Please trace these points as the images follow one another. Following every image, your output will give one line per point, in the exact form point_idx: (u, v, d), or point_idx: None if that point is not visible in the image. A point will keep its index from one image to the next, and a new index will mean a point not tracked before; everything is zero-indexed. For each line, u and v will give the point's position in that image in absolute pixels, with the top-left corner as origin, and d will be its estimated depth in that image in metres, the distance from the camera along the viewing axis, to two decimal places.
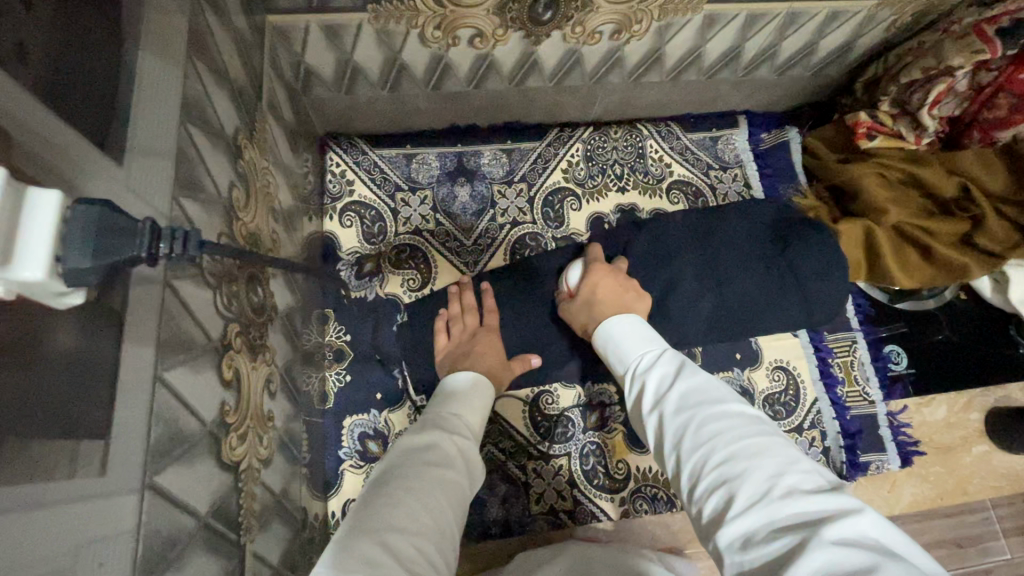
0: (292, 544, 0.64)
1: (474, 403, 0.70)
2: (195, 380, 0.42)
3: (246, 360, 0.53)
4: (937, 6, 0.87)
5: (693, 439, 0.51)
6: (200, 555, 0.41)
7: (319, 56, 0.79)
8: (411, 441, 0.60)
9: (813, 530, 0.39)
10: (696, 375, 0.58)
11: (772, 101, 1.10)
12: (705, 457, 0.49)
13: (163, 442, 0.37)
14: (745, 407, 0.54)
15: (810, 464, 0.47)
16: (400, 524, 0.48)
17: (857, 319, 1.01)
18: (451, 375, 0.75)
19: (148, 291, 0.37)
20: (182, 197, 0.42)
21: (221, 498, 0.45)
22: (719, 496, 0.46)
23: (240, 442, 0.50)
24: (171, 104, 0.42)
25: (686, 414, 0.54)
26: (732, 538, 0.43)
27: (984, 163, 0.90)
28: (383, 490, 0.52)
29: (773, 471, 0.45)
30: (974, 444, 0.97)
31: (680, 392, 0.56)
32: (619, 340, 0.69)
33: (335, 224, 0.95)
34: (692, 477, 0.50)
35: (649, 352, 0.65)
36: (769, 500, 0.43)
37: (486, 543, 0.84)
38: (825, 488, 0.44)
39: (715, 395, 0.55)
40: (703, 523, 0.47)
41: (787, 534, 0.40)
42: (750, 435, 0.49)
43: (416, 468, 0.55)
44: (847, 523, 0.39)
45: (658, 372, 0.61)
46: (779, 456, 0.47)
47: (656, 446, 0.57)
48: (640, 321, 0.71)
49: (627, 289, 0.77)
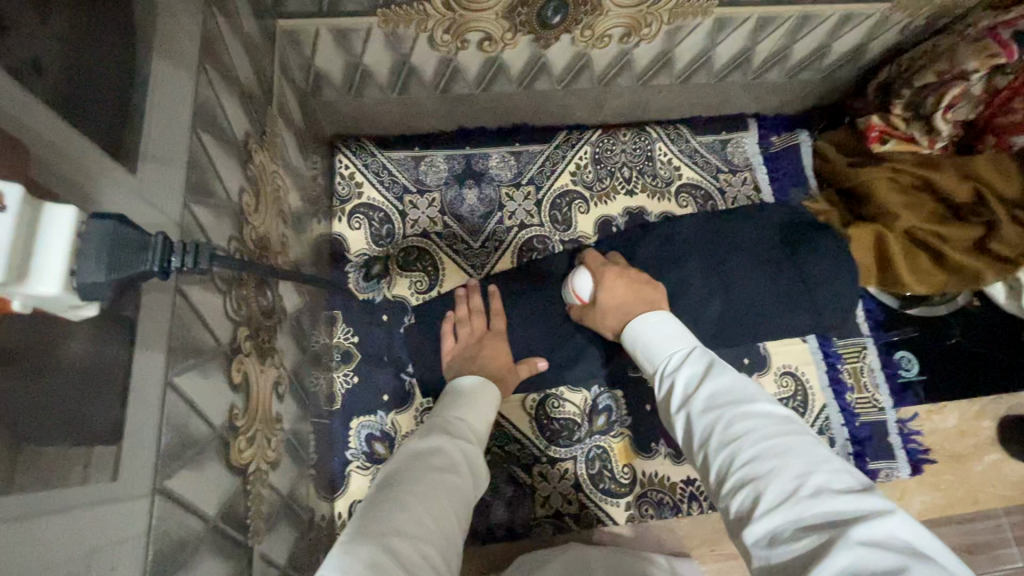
0: (299, 545, 0.65)
1: (479, 406, 0.70)
2: (204, 384, 0.43)
3: (255, 363, 0.54)
4: (951, 8, 0.86)
5: (722, 437, 0.51)
6: (209, 558, 0.41)
7: (329, 60, 0.79)
8: (415, 445, 0.60)
9: (842, 530, 0.39)
10: (725, 373, 0.57)
11: (783, 103, 1.08)
12: (733, 455, 0.49)
13: (173, 447, 0.37)
14: (776, 407, 0.53)
15: (841, 464, 0.46)
16: (404, 528, 0.48)
17: (867, 325, 0.99)
18: (455, 380, 0.75)
19: (160, 297, 0.38)
20: (192, 203, 0.43)
21: (229, 501, 0.45)
22: (747, 493, 0.46)
23: (249, 445, 0.50)
24: (183, 111, 0.43)
25: (715, 411, 0.53)
26: (760, 535, 0.43)
27: (997, 168, 0.88)
28: (387, 493, 0.52)
29: (803, 470, 0.45)
30: (986, 452, 0.96)
31: (709, 389, 0.56)
32: (646, 339, 0.69)
33: (343, 226, 0.95)
34: (721, 474, 0.50)
35: (677, 350, 0.65)
36: (798, 499, 0.43)
37: (491, 546, 0.84)
38: (855, 489, 0.43)
39: (745, 394, 0.54)
40: (730, 519, 0.48)
41: (815, 533, 0.40)
42: (781, 434, 0.49)
43: (420, 472, 0.56)
44: (876, 524, 0.39)
45: (686, 369, 0.61)
46: (809, 455, 0.46)
47: (684, 443, 0.57)
48: (673, 317, 0.69)
49: (643, 288, 0.76)
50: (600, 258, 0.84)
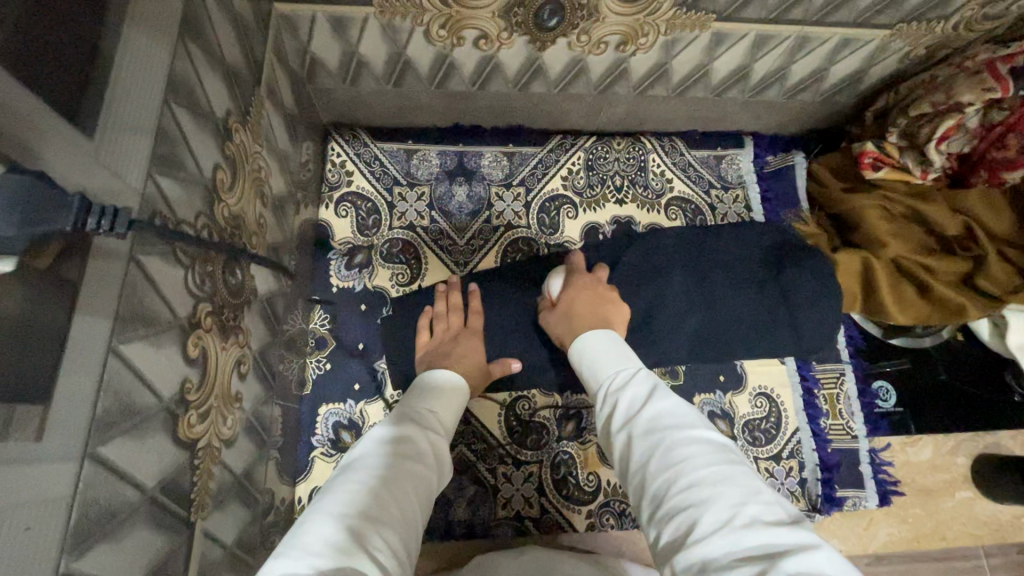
0: (251, 527, 0.65)
1: (450, 400, 0.70)
2: (154, 355, 0.43)
3: (215, 339, 0.54)
4: (951, 41, 0.86)
5: (660, 463, 0.51)
6: (141, 527, 0.42)
7: (325, 47, 0.79)
8: (385, 431, 0.60)
9: (774, 562, 0.39)
10: (668, 399, 0.58)
11: (782, 124, 1.08)
12: (670, 480, 0.49)
13: (111, 413, 0.37)
14: (715, 436, 0.54)
15: (772, 497, 0.47)
16: (370, 514, 0.48)
17: (847, 351, 0.99)
18: (430, 371, 0.75)
19: (111, 265, 0.38)
20: (157, 173, 0.43)
21: (173, 473, 0.46)
22: (680, 520, 0.46)
23: (200, 420, 0.50)
24: (157, 82, 0.43)
25: (656, 435, 0.54)
26: (689, 562, 0.43)
27: (989, 204, 0.88)
28: (359, 477, 0.53)
29: (736, 500, 0.45)
30: (958, 489, 0.95)
31: (652, 414, 0.56)
32: (593, 356, 0.68)
33: (330, 214, 0.96)
34: (655, 500, 0.50)
35: (623, 370, 0.64)
36: (729, 528, 0.43)
37: (449, 543, 0.83)
38: (784, 521, 0.44)
39: (685, 421, 0.55)
40: (659, 547, 0.47)
41: (747, 564, 0.40)
42: (717, 463, 0.49)
43: (387, 459, 0.55)
44: (806, 557, 0.39)
45: (630, 392, 0.60)
46: (742, 487, 0.47)
47: (621, 466, 0.56)
48: (618, 339, 0.69)
49: (603, 306, 0.76)
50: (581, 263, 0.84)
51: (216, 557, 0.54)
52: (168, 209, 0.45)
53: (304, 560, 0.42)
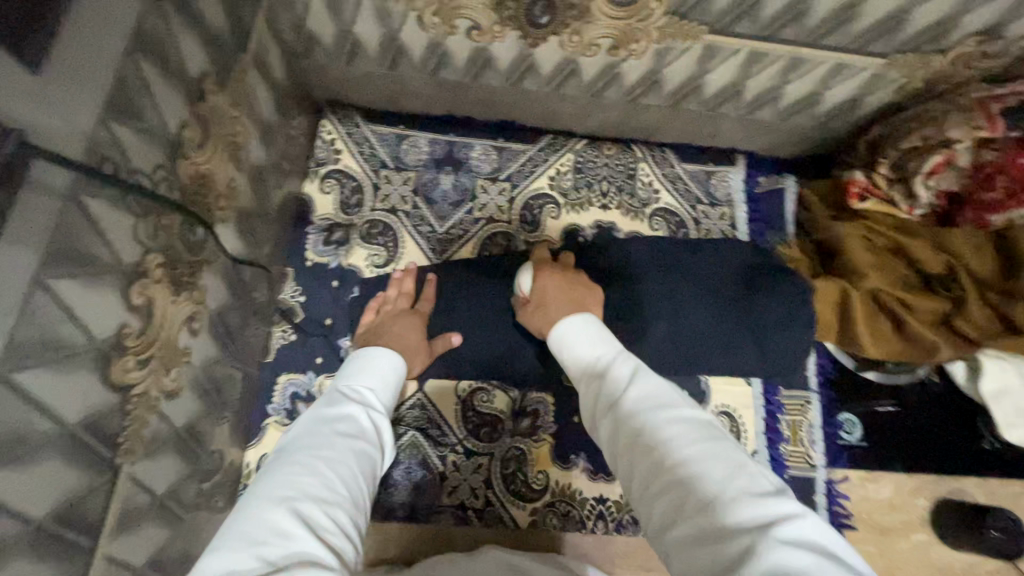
0: (188, 482, 0.66)
1: (379, 374, 0.68)
2: (89, 296, 0.44)
3: (166, 292, 0.55)
4: (950, 76, 0.84)
5: (645, 444, 0.50)
6: (53, 460, 0.43)
7: (320, 23, 0.81)
8: (324, 412, 0.59)
9: (764, 536, 0.41)
10: (648, 378, 0.55)
11: (776, 146, 1.07)
12: (657, 461, 0.48)
13: (28, 343, 0.39)
14: (699, 411, 0.52)
15: (760, 466, 0.47)
16: (319, 494, 0.47)
17: (816, 379, 0.98)
18: (364, 349, 0.73)
19: (48, 202, 0.39)
20: (111, 120, 0.44)
21: (99, 413, 0.47)
22: (671, 500, 0.46)
23: (138, 368, 0.51)
24: (122, 33, 0.44)
25: (638, 417, 0.52)
26: (685, 539, 0.43)
27: (972, 245, 0.87)
28: (290, 457, 0.51)
29: (724, 475, 0.45)
30: (914, 531, 0.93)
31: (633, 395, 0.54)
32: (572, 340, 0.65)
33: (314, 189, 0.97)
34: (644, 480, 0.49)
35: (603, 353, 0.61)
36: (719, 506, 0.43)
37: (390, 524, 0.84)
38: (771, 491, 0.44)
39: (668, 398, 0.53)
40: (652, 524, 0.47)
41: (742, 538, 0.41)
42: (702, 439, 0.48)
43: (327, 438, 0.54)
44: (792, 525, 0.42)
45: (610, 374, 0.58)
46: (729, 461, 0.46)
47: (607, 448, 0.55)
48: (594, 318, 0.66)
49: (575, 287, 0.74)
50: (545, 257, 0.83)
51: (140, 503, 0.55)
52: (122, 157, 0.46)
53: (247, 550, 0.41)
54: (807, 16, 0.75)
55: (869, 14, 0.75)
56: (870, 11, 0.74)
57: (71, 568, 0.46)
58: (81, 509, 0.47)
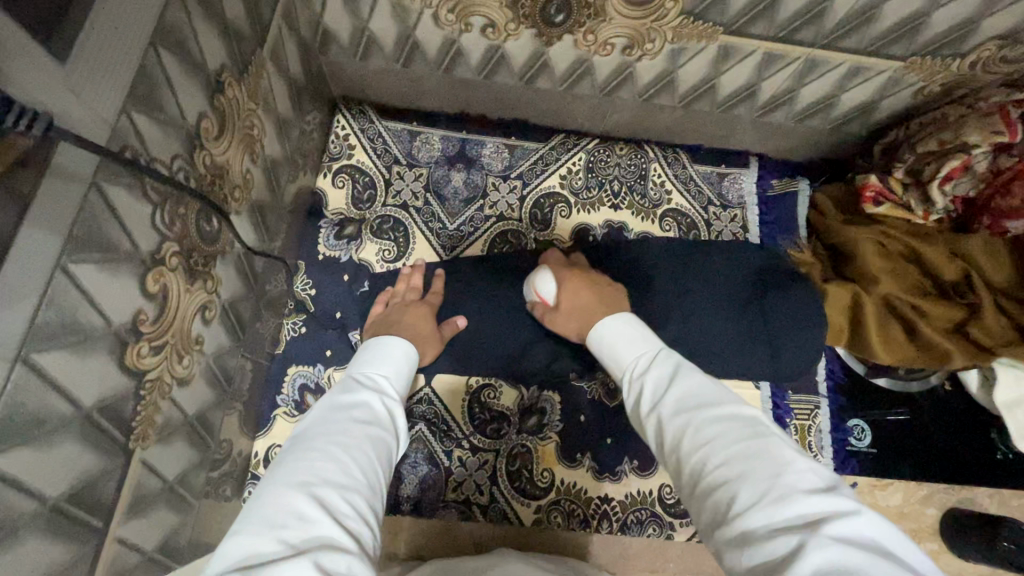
0: (198, 469, 0.67)
1: (397, 363, 0.69)
2: (108, 281, 0.45)
3: (180, 280, 0.56)
4: (969, 81, 0.84)
5: (691, 441, 0.50)
6: (69, 441, 0.44)
7: (337, 19, 0.82)
8: (340, 397, 0.59)
9: (813, 531, 0.40)
10: (692, 376, 0.56)
11: (789, 149, 1.07)
12: (704, 457, 0.48)
13: (49, 325, 0.40)
14: (744, 408, 0.52)
15: (809, 462, 0.46)
16: (336, 480, 0.48)
17: (825, 384, 0.97)
18: (376, 337, 0.73)
19: (71, 188, 0.40)
20: (132, 109, 0.45)
21: (114, 397, 0.48)
22: (721, 495, 0.45)
23: (152, 354, 0.52)
24: (144, 24, 0.45)
25: (684, 414, 0.52)
26: (734, 534, 0.43)
27: (987, 251, 0.86)
28: (314, 444, 0.51)
29: (771, 471, 0.45)
30: (923, 539, 0.92)
31: (678, 393, 0.55)
32: (613, 341, 0.66)
33: (327, 183, 0.98)
34: (693, 476, 0.49)
35: (645, 353, 0.63)
36: (767, 501, 0.43)
37: (395, 517, 0.84)
38: (820, 488, 0.44)
39: (712, 396, 0.53)
40: (703, 521, 0.47)
41: (786, 535, 0.40)
42: (747, 436, 0.48)
43: (344, 424, 0.54)
44: (849, 523, 0.40)
45: (654, 373, 0.59)
46: (776, 457, 0.46)
47: (655, 447, 0.55)
48: (635, 319, 0.67)
49: (598, 288, 0.75)
50: (559, 261, 0.84)
51: (151, 487, 0.56)
52: (142, 145, 0.47)
53: (268, 534, 0.42)
54: (824, 18, 0.74)
55: (887, 17, 0.74)
56: (888, 14, 0.73)
57: (83, 549, 0.47)
58: (95, 491, 0.47)
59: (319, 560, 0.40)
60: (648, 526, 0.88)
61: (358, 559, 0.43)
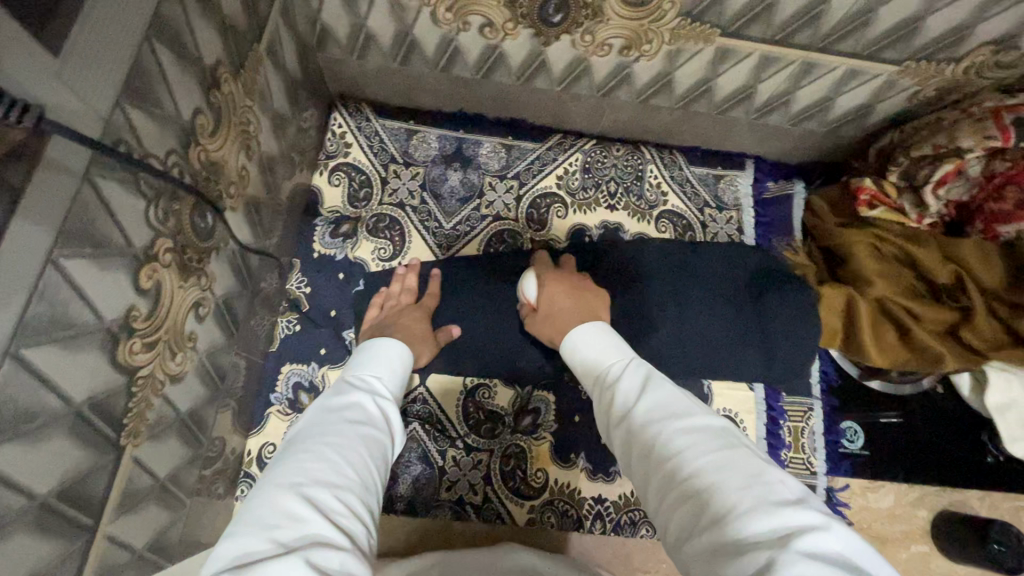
0: (190, 467, 0.66)
1: (393, 363, 0.69)
2: (100, 277, 0.45)
3: (174, 277, 0.55)
4: (963, 86, 0.84)
5: (660, 453, 0.50)
6: (60, 437, 0.43)
7: (334, 16, 0.81)
8: (333, 401, 0.59)
9: (783, 544, 0.40)
10: (661, 387, 0.56)
11: (785, 152, 1.07)
12: (671, 470, 0.48)
13: (41, 320, 0.40)
14: (712, 419, 0.52)
15: (779, 474, 0.46)
16: (328, 480, 0.47)
17: (819, 386, 0.97)
18: (371, 340, 0.73)
19: (66, 182, 0.40)
20: (127, 104, 0.45)
21: (106, 393, 0.47)
22: (688, 509, 0.45)
23: (145, 350, 0.52)
24: (139, 18, 0.45)
25: (652, 426, 0.52)
26: (700, 549, 0.43)
27: (981, 256, 0.86)
28: (307, 446, 0.51)
29: (739, 484, 0.45)
30: (914, 541, 0.93)
31: (646, 403, 0.55)
32: (584, 349, 0.66)
33: (323, 181, 0.98)
34: (660, 489, 0.49)
35: (614, 362, 0.62)
36: (734, 515, 0.43)
37: (388, 517, 0.84)
38: (789, 500, 0.44)
39: (681, 407, 0.53)
40: (670, 535, 0.47)
41: (754, 549, 0.40)
42: (715, 449, 0.48)
43: (336, 426, 0.54)
44: (816, 537, 0.40)
45: (623, 383, 0.59)
46: (744, 469, 0.46)
47: (624, 458, 0.55)
48: (607, 329, 0.68)
49: (581, 292, 0.76)
50: (547, 263, 0.84)
51: (143, 485, 0.56)
52: (135, 140, 0.47)
53: (261, 535, 0.41)
54: (820, 21, 0.75)
55: (883, 20, 0.74)
56: (884, 18, 0.74)
57: (72, 545, 0.46)
58: (85, 487, 0.47)
59: (310, 557, 0.40)
60: (641, 526, 0.88)
61: (353, 556, 0.42)
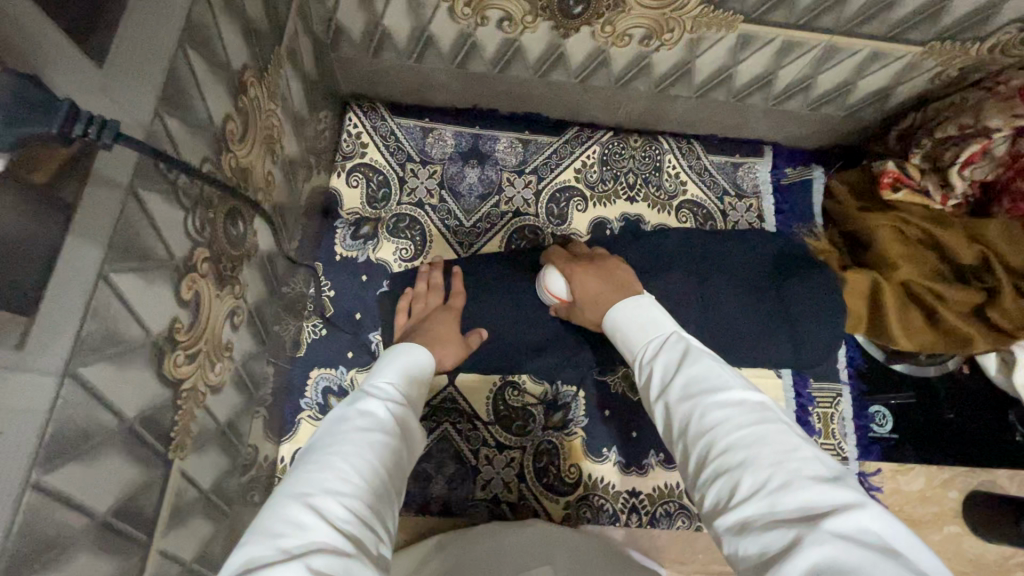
0: (230, 476, 0.66)
1: (406, 363, 0.69)
2: (147, 292, 0.44)
3: (211, 287, 0.55)
4: (985, 65, 0.83)
5: (697, 428, 0.50)
6: (115, 455, 0.43)
7: (350, 15, 0.80)
8: (343, 404, 0.59)
9: (814, 523, 0.39)
10: (701, 359, 0.56)
11: (802, 137, 1.06)
12: (708, 444, 0.48)
13: (96, 339, 0.39)
14: (751, 395, 0.51)
15: (814, 452, 0.45)
16: (331, 484, 0.47)
17: (846, 371, 0.97)
18: (391, 344, 0.73)
19: (110, 196, 0.39)
20: (167, 113, 0.44)
21: (154, 408, 0.47)
22: (722, 485, 0.45)
23: (188, 362, 0.51)
24: (174, 24, 0.44)
25: (691, 400, 0.52)
26: (732, 523, 0.43)
27: (1006, 235, 0.85)
28: (319, 450, 0.51)
29: (774, 459, 0.44)
30: (947, 523, 0.93)
31: (685, 378, 0.55)
32: (626, 325, 0.66)
33: (341, 182, 0.97)
34: (697, 465, 0.49)
35: (655, 336, 0.62)
36: (770, 491, 0.42)
37: (424, 518, 0.84)
38: (824, 477, 0.43)
39: (721, 380, 0.53)
40: (703, 510, 0.47)
41: (782, 528, 0.40)
42: (750, 425, 0.47)
43: (344, 429, 0.54)
44: (850, 516, 0.39)
45: (663, 357, 0.59)
46: (780, 445, 0.45)
47: (662, 432, 0.56)
48: (651, 301, 0.67)
49: (612, 273, 0.75)
50: (564, 253, 0.83)
51: (190, 497, 0.56)
52: (175, 150, 0.46)
53: (268, 540, 0.42)
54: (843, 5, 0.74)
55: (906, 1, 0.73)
56: None
57: (130, 561, 0.46)
58: (138, 504, 0.47)
59: (310, 563, 0.40)
60: (676, 518, 0.88)
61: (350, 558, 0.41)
